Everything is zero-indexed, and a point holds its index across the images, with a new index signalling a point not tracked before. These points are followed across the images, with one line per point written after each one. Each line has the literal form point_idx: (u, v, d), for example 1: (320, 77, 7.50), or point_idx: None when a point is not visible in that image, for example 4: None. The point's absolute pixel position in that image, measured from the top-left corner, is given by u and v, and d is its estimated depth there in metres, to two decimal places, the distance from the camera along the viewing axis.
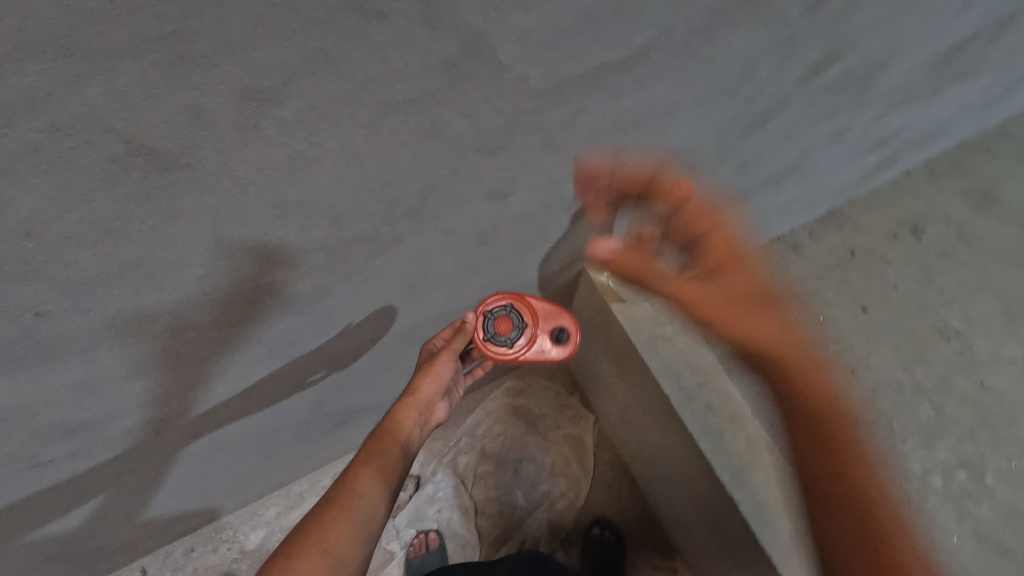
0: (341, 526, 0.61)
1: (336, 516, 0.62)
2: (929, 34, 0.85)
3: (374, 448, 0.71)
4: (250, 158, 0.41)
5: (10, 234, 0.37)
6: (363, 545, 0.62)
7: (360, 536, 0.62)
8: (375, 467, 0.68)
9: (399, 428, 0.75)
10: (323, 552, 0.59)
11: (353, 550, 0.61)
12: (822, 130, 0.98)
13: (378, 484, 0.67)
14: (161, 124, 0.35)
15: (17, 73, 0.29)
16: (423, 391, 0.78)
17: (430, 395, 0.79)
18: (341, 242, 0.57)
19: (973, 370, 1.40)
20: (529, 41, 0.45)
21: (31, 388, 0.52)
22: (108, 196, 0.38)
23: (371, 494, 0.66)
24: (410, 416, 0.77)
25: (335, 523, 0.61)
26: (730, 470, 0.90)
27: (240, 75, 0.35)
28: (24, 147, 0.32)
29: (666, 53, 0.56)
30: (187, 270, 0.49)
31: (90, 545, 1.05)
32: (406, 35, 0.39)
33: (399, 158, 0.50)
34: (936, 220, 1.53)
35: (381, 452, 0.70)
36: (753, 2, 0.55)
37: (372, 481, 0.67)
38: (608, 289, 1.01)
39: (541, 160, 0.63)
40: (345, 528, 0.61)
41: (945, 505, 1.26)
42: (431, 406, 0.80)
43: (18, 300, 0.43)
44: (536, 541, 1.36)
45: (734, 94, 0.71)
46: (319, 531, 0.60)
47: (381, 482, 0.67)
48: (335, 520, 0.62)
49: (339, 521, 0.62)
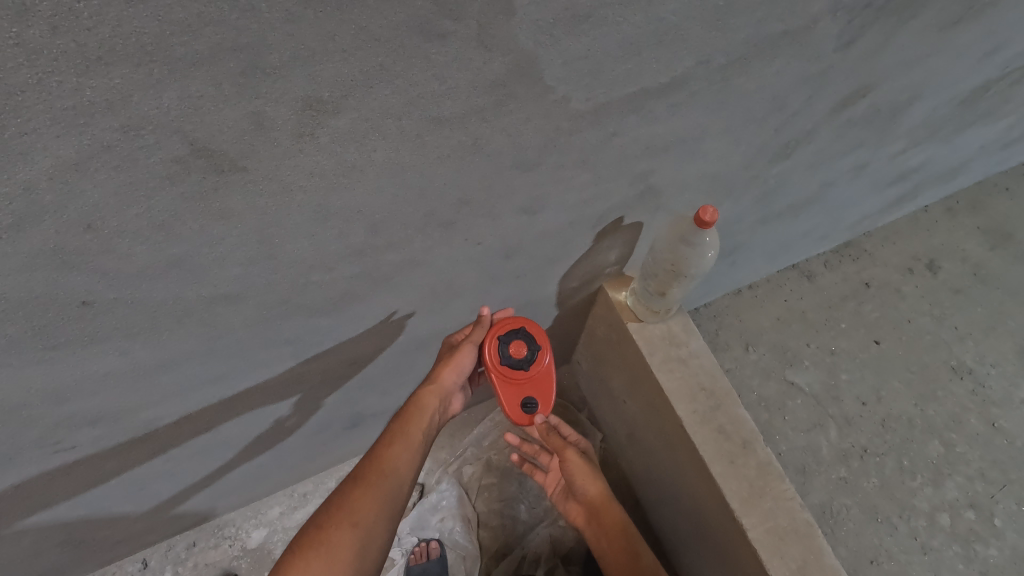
0: (370, 502, 0.68)
1: (365, 493, 0.69)
2: (954, 75, 0.86)
3: (400, 428, 0.77)
4: (302, 164, 0.43)
5: (72, 227, 0.39)
6: (389, 517, 0.69)
7: (386, 511, 0.69)
8: (401, 447, 0.75)
9: (420, 412, 0.80)
10: (353, 526, 0.66)
11: (380, 523, 0.68)
12: (845, 163, 0.99)
13: (404, 464, 0.74)
14: (224, 129, 0.37)
15: (103, 76, 0.31)
16: (445, 380, 0.82)
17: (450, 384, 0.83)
18: (374, 249, 0.58)
19: (985, 410, 1.39)
20: (574, 65, 0.47)
21: (67, 374, 0.54)
22: (166, 194, 0.40)
23: (397, 472, 0.72)
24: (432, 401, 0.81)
25: (364, 499, 0.68)
26: (741, 496, 0.87)
27: (303, 86, 0.37)
28: (98, 144, 0.34)
29: (700, 82, 0.58)
30: (228, 268, 0.51)
31: (97, 534, 1.05)
32: (461, 54, 0.41)
33: (439, 171, 0.52)
34: (952, 257, 1.53)
35: (406, 433, 0.76)
36: (787, 38, 0.58)
37: (397, 462, 0.73)
38: (625, 307, 1.01)
39: (572, 179, 0.64)
40: (372, 503, 0.68)
41: (952, 545, 1.26)
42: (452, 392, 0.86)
43: (68, 290, 0.44)
44: (536, 557, 1.33)
45: (763, 124, 0.73)
46: (350, 506, 0.67)
47: (406, 462, 0.74)
48: (364, 497, 0.69)
49: (368, 497, 0.69)
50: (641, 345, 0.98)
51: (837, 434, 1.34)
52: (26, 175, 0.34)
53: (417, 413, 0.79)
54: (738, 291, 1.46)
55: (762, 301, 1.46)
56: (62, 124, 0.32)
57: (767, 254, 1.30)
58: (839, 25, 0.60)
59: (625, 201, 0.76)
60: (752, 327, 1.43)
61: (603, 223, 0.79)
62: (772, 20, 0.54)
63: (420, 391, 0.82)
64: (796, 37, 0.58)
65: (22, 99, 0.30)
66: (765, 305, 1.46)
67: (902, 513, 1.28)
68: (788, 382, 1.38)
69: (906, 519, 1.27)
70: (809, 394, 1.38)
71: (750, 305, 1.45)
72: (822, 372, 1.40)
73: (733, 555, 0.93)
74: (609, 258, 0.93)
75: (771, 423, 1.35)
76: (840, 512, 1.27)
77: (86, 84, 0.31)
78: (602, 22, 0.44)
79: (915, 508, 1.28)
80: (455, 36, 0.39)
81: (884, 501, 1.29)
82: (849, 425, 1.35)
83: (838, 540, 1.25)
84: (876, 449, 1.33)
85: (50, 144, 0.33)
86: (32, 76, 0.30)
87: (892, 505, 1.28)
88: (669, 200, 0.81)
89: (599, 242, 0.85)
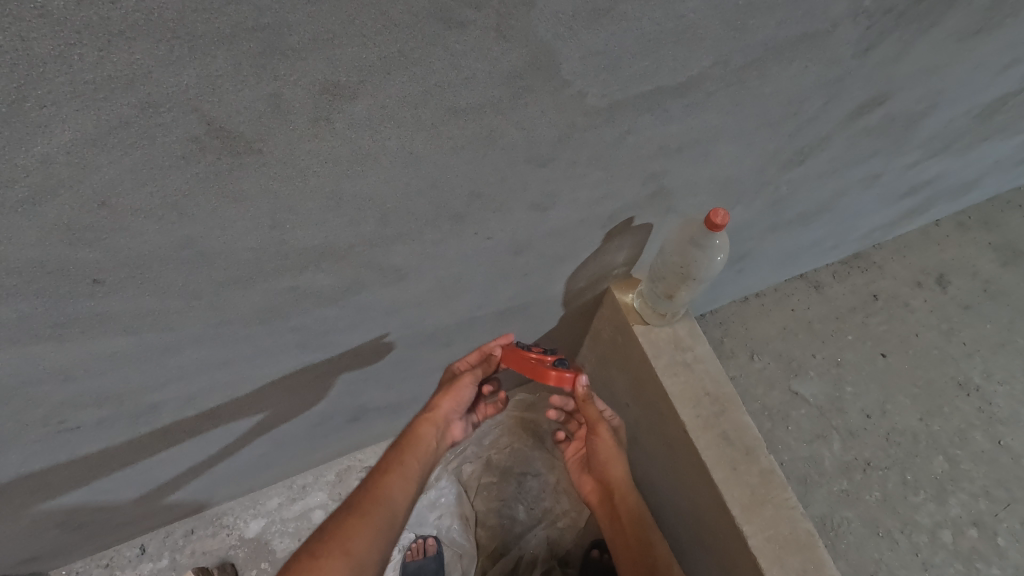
0: (365, 529, 0.68)
1: (359, 521, 0.69)
2: (973, 86, 0.86)
3: (395, 459, 0.80)
4: (317, 149, 0.43)
5: (87, 203, 0.39)
6: (383, 546, 0.69)
7: (380, 539, 0.69)
8: (395, 476, 0.77)
9: (417, 441, 0.84)
10: (345, 554, 0.65)
11: (372, 552, 0.67)
12: (858, 172, 0.99)
13: (397, 493, 0.76)
14: (241, 110, 0.37)
15: (125, 50, 0.31)
16: (439, 408, 0.87)
17: (446, 413, 0.88)
18: (385, 239, 0.58)
19: (992, 427, 1.37)
20: (592, 60, 0.47)
21: (76, 352, 0.54)
22: (182, 174, 0.40)
23: (391, 503, 0.74)
24: (427, 433, 0.85)
25: (359, 526, 0.68)
26: (743, 503, 0.87)
27: (322, 69, 0.37)
28: (116, 120, 0.35)
29: (718, 83, 0.58)
30: (238, 252, 0.51)
31: (96, 517, 1.05)
32: (480, 44, 0.41)
33: (453, 162, 0.52)
34: (962, 272, 1.52)
35: (402, 463, 0.80)
36: (805, 42, 0.57)
37: (391, 492, 0.75)
38: (631, 308, 1.01)
39: (585, 176, 0.64)
40: (366, 531, 0.68)
41: (954, 562, 1.25)
42: (446, 422, 0.89)
43: (79, 268, 0.44)
44: (535, 559, 1.33)
45: (777, 130, 0.72)
46: (343, 534, 0.67)
47: (400, 493, 0.76)
48: (358, 525, 0.69)
49: (363, 524, 0.69)
50: (648, 348, 0.97)
51: (841, 446, 1.33)
52: (46, 149, 0.34)
53: (412, 444, 0.83)
54: (745, 299, 1.46)
55: (769, 310, 1.45)
56: (82, 98, 0.32)
57: (775, 263, 1.29)
58: (858, 31, 0.59)
59: (636, 202, 0.75)
60: (758, 336, 1.42)
61: (613, 223, 0.79)
62: (793, 22, 0.54)
63: (417, 422, 0.86)
64: (814, 41, 0.58)
65: (43, 71, 0.30)
66: (771, 313, 1.45)
67: (904, 528, 1.27)
68: (792, 392, 1.37)
69: (908, 534, 1.26)
70: (814, 405, 1.37)
71: (757, 313, 1.45)
72: (827, 384, 1.39)
73: (731, 560, 0.92)
74: (617, 259, 0.93)
75: (774, 432, 1.34)
76: (841, 524, 1.26)
77: (107, 58, 0.31)
78: (620, 17, 0.44)
79: (918, 524, 1.27)
80: (475, 26, 0.39)
81: (887, 515, 1.28)
82: (852, 437, 1.34)
83: (838, 553, 1.24)
84: (880, 462, 1.32)
85: (69, 118, 0.33)
86: (54, 48, 0.30)
87: (894, 520, 1.27)
88: (679, 203, 0.81)
89: (608, 242, 0.84)
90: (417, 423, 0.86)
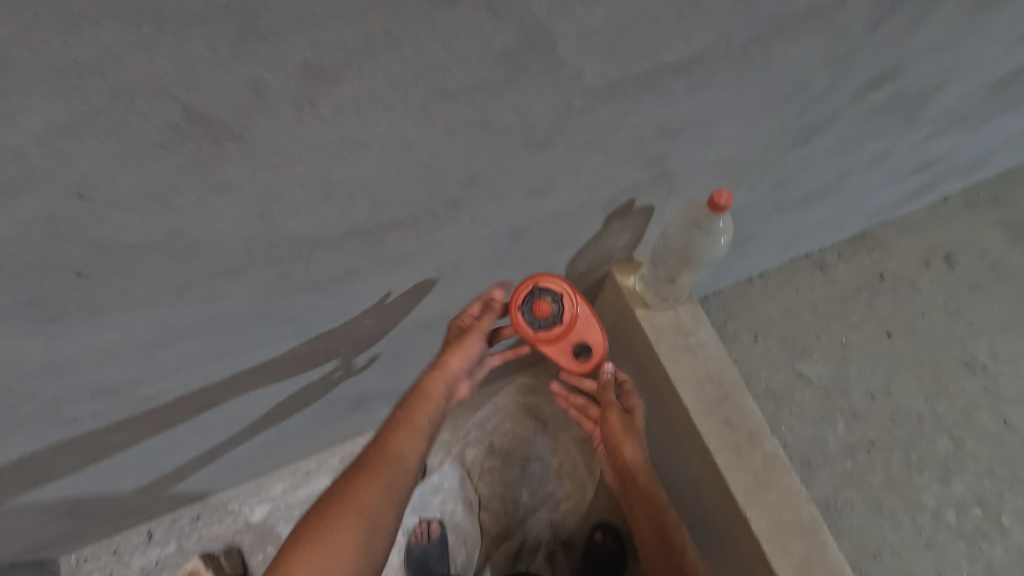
0: (374, 487, 0.70)
1: (369, 479, 0.70)
2: (987, 59, 0.83)
3: (406, 415, 0.79)
4: (302, 136, 0.41)
5: (64, 196, 0.38)
6: (395, 502, 0.71)
7: (392, 497, 0.71)
8: (404, 434, 0.77)
9: (430, 391, 0.82)
10: (358, 509, 0.67)
11: (386, 505, 0.70)
12: (867, 149, 0.96)
13: (408, 452, 0.76)
14: (222, 96, 0.36)
15: (91, 34, 0.30)
16: (452, 365, 0.83)
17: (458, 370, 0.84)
18: (379, 227, 0.57)
19: (998, 407, 1.36)
20: (590, 38, 0.45)
21: (67, 346, 0.53)
22: (163, 164, 0.39)
23: (403, 461, 0.74)
24: (439, 386, 0.83)
25: (368, 484, 0.70)
26: (746, 488, 0.86)
27: (303, 51, 0.35)
28: (88, 109, 0.33)
29: (723, 60, 0.55)
30: (228, 244, 0.50)
31: (102, 505, 1.06)
32: (470, 21, 0.39)
33: (446, 148, 0.50)
34: (970, 250, 1.50)
35: (411, 420, 0.79)
36: (814, 15, 0.55)
37: (402, 449, 0.75)
38: (633, 293, 0.99)
39: (583, 160, 0.62)
40: (376, 487, 0.70)
41: (957, 541, 1.25)
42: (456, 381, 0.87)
43: (62, 263, 0.43)
44: (538, 543, 1.34)
45: (783, 108, 0.70)
46: (351, 492, 0.69)
47: (410, 449, 0.76)
48: (367, 482, 0.70)
49: (374, 482, 0.70)
50: (649, 332, 0.96)
51: (845, 427, 1.33)
52: (16, 140, 0.33)
53: (423, 400, 0.81)
54: (749, 280, 1.44)
55: (772, 291, 1.44)
56: (50, 87, 0.31)
57: (779, 245, 1.28)
58: (869, 3, 0.57)
59: (637, 185, 0.73)
60: (762, 318, 1.41)
61: (614, 207, 0.77)
62: None
63: (427, 376, 0.84)
64: (823, 14, 0.55)
65: (6, 56, 0.29)
66: (776, 295, 1.43)
67: (907, 509, 1.26)
68: (796, 374, 1.36)
69: (911, 515, 1.26)
70: (818, 386, 1.36)
71: (761, 295, 1.43)
72: (831, 365, 1.38)
73: (735, 545, 0.92)
74: (618, 243, 0.91)
75: (777, 414, 1.33)
76: (844, 505, 1.26)
77: (74, 43, 0.30)
78: None
79: (921, 504, 1.27)
80: (465, 2, 0.37)
81: (890, 495, 1.27)
82: (856, 418, 1.33)
83: (841, 534, 1.25)
84: (884, 443, 1.32)
85: (38, 107, 0.31)
86: (16, 32, 0.28)
87: (897, 500, 1.27)
88: (682, 185, 0.79)
89: (609, 226, 0.83)
90: (430, 374, 0.84)
